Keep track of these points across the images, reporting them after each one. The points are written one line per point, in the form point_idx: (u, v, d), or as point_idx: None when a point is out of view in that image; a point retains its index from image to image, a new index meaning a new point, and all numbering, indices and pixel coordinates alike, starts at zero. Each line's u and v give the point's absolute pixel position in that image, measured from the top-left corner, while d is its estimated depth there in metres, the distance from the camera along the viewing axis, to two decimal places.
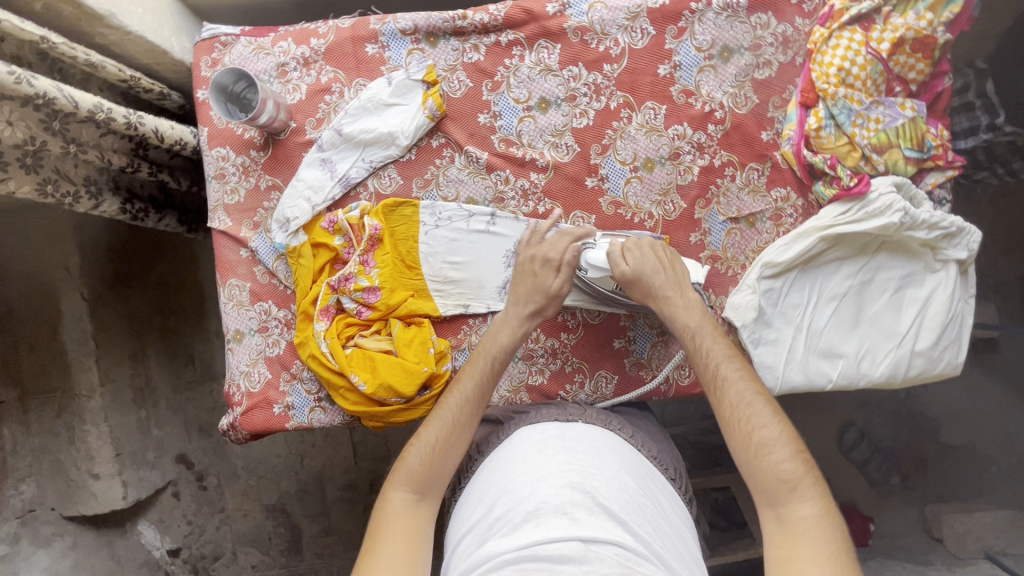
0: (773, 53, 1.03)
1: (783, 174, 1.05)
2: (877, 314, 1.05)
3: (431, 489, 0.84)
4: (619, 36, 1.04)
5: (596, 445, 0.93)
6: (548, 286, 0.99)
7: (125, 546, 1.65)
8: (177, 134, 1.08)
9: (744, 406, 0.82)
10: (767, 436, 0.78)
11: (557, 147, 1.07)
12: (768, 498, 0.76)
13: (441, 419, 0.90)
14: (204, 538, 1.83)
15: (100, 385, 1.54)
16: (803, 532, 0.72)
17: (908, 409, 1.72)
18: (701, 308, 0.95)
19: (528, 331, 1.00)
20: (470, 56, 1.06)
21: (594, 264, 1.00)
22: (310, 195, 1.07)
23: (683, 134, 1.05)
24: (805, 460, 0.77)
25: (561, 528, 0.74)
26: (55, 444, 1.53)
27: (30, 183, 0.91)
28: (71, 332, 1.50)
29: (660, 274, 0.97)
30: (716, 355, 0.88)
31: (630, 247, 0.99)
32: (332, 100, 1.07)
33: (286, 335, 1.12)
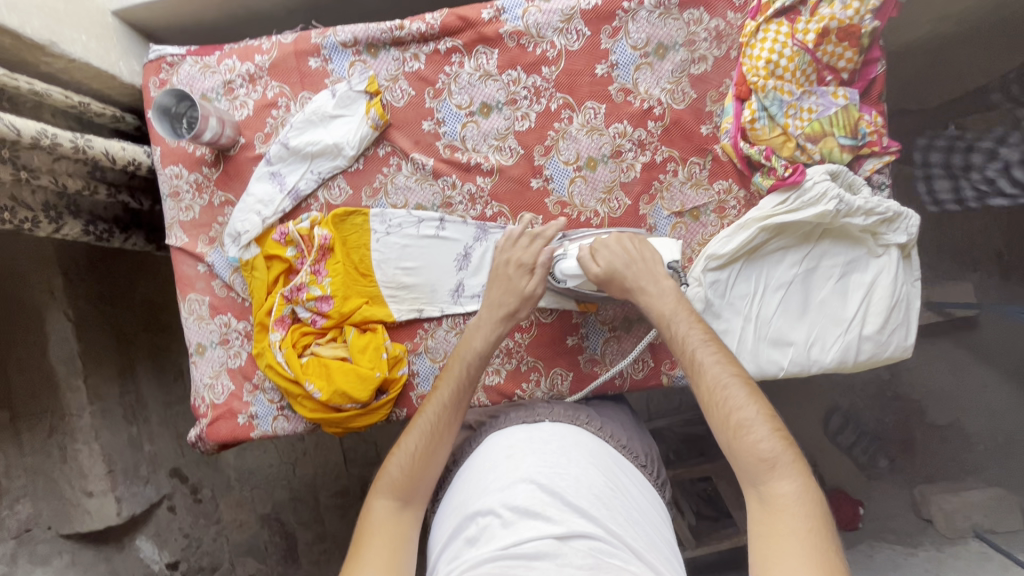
0: (707, 48, 1.04)
1: (724, 167, 1.06)
2: (824, 301, 1.07)
3: (415, 495, 0.85)
4: (555, 38, 1.05)
5: (563, 443, 0.95)
6: (519, 288, 1.00)
7: (124, 562, 1.66)
8: (130, 155, 1.11)
9: (722, 388, 0.82)
10: (745, 416, 0.79)
11: (501, 150, 1.09)
12: (749, 477, 0.76)
13: (419, 427, 0.91)
14: (201, 549, 1.84)
15: (89, 404, 1.58)
16: (784, 509, 0.72)
17: (891, 392, 1.76)
18: (677, 298, 0.95)
19: (501, 333, 0.98)
20: (411, 65, 1.08)
21: (569, 273, 1.02)
22: (260, 209, 1.09)
23: (624, 132, 1.07)
24: (783, 437, 0.77)
25: (535, 529, 0.77)
26: (48, 464, 1.56)
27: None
28: (59, 352, 1.53)
29: (634, 266, 0.98)
30: (692, 339, 0.89)
31: (600, 247, 1.00)
32: (279, 114, 1.10)
33: (246, 347, 1.14)
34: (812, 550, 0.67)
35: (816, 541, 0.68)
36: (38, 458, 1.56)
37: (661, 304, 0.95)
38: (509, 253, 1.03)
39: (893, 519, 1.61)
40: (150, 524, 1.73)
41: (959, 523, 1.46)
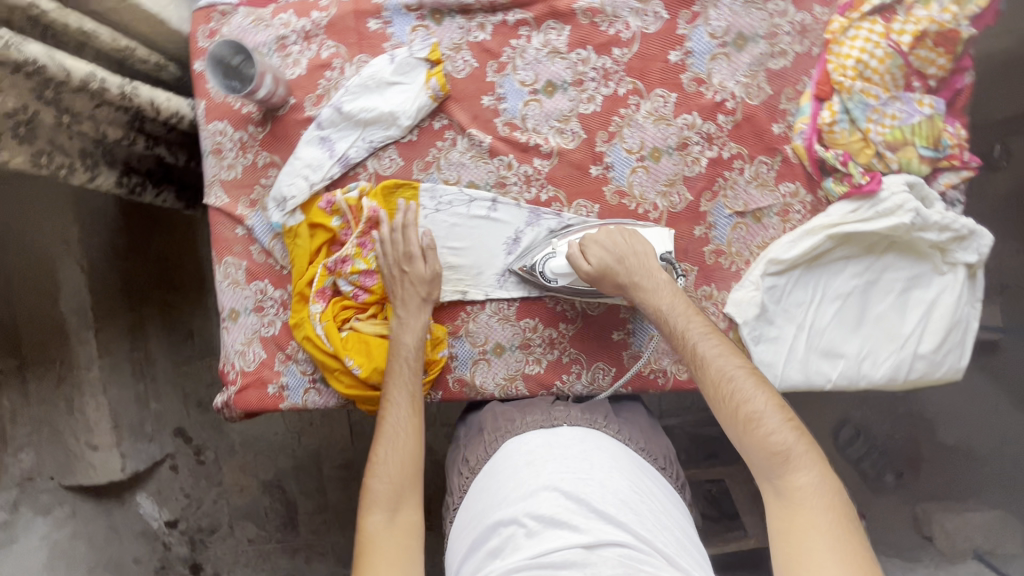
0: (789, 43, 0.99)
1: (793, 169, 1.02)
2: (881, 315, 1.04)
3: (403, 500, 0.91)
4: (630, 19, 1.00)
5: (584, 447, 0.97)
6: (420, 275, 1.03)
7: (123, 514, 1.77)
8: (174, 106, 1.07)
9: (728, 380, 0.85)
10: (755, 408, 0.82)
11: (563, 133, 1.04)
12: (765, 471, 0.80)
13: (387, 435, 0.96)
14: (201, 510, 1.95)
15: (98, 358, 1.60)
16: (805, 502, 0.76)
17: (905, 408, 1.74)
18: (671, 291, 0.95)
19: (425, 319, 1.04)
20: (476, 35, 1.02)
21: (559, 272, 1.03)
22: (308, 174, 1.04)
23: (692, 124, 1.02)
24: (795, 428, 0.80)
25: (561, 539, 0.80)
26: (54, 415, 1.61)
27: (23, 154, 0.90)
28: (70, 301, 1.55)
29: (628, 261, 0.97)
30: (693, 332, 0.90)
31: (590, 243, 0.99)
32: (333, 76, 1.04)
33: (282, 316, 1.11)
34: (834, 541, 0.72)
35: (839, 530, 0.73)
36: (46, 409, 1.60)
37: (657, 299, 0.94)
38: (393, 257, 1.04)
39: (891, 531, 1.64)
40: (151, 482, 1.85)
41: (959, 543, 1.48)
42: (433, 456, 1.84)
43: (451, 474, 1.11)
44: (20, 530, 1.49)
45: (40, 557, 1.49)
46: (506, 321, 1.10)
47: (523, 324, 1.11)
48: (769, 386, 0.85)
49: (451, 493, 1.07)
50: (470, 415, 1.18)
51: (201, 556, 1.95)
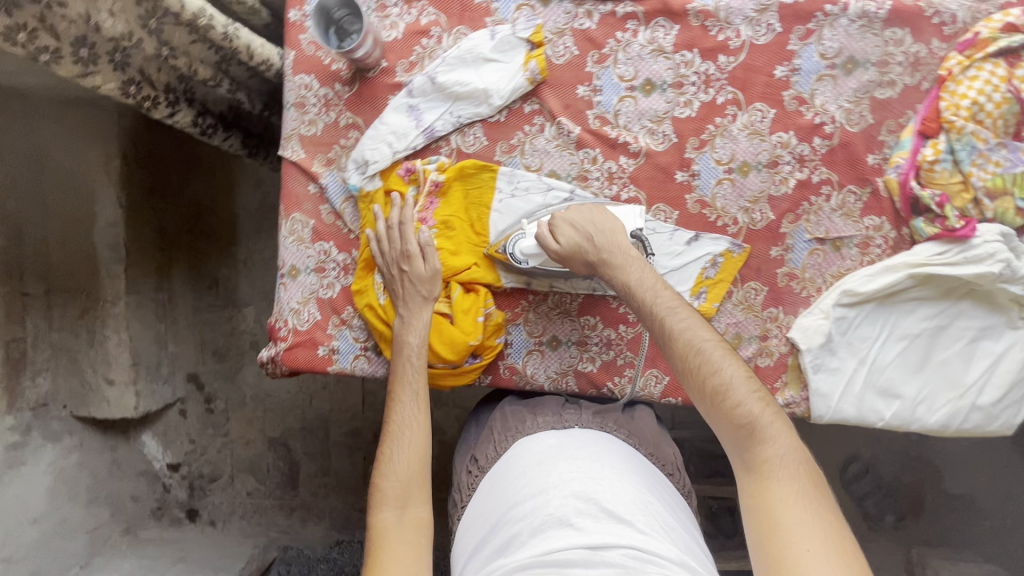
0: (899, 74, 0.97)
1: (881, 203, 1.01)
2: (945, 361, 1.03)
3: (411, 498, 0.90)
4: (742, 27, 0.98)
5: (596, 448, 0.97)
6: (421, 274, 1.02)
7: (127, 452, 1.79)
8: (266, 54, 1.05)
9: (695, 352, 0.85)
10: (722, 380, 0.82)
11: (654, 134, 1.02)
12: (733, 445, 0.81)
13: (395, 436, 0.95)
14: (203, 458, 1.99)
15: (125, 295, 1.62)
16: (774, 473, 0.77)
17: (917, 452, 1.75)
18: (640, 264, 0.94)
19: (429, 317, 1.02)
20: (582, 22, 1.00)
21: (529, 253, 1.00)
22: (392, 140, 1.03)
23: (786, 143, 1.01)
24: (761, 398, 0.82)
25: (566, 539, 0.78)
26: (74, 343, 1.60)
27: (114, 81, 0.89)
28: (104, 237, 1.57)
29: (597, 237, 0.96)
30: (661, 305, 0.90)
31: (561, 222, 0.98)
32: (428, 44, 1.03)
33: (343, 280, 1.10)
34: (804, 511, 0.73)
35: (806, 499, 0.75)
36: (65, 337, 1.59)
37: (626, 274, 0.94)
38: (393, 256, 1.03)
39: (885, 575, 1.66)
40: (159, 424, 1.88)
41: None
42: (443, 437, 1.84)
43: (458, 472, 1.11)
44: (30, 453, 1.46)
45: (47, 483, 1.49)
46: (566, 316, 1.10)
47: (582, 321, 1.10)
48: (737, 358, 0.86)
49: (458, 490, 1.08)
50: (482, 415, 1.20)
51: (199, 502, 1.96)
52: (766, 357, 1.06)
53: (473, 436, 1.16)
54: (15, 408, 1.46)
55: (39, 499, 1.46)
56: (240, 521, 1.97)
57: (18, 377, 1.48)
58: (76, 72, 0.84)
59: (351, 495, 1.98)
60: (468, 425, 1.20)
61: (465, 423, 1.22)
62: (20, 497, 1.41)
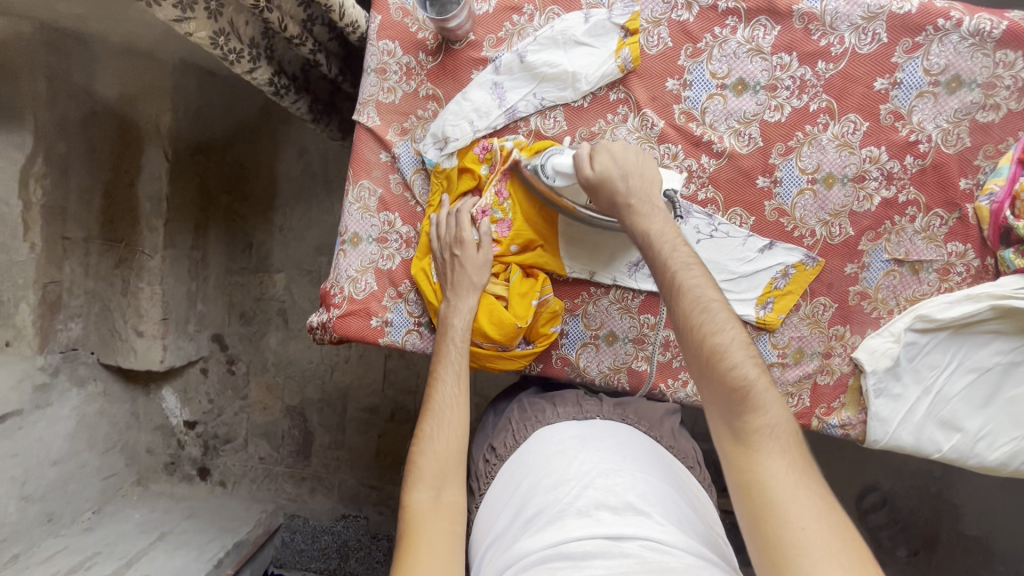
0: (1005, 98, 0.93)
1: (968, 229, 0.98)
2: (1015, 399, 1.00)
3: (447, 478, 0.87)
4: (846, 34, 0.94)
5: (617, 440, 0.94)
6: (474, 260, 0.99)
7: (146, 405, 1.84)
8: (354, 16, 1.02)
9: (699, 311, 0.79)
10: (722, 340, 0.77)
11: (740, 136, 1.00)
12: (724, 410, 0.75)
13: (438, 417, 0.92)
14: (221, 419, 1.95)
15: (162, 249, 1.61)
16: (765, 442, 0.71)
17: (937, 490, 1.70)
18: (665, 218, 0.89)
19: (474, 303, 1.00)
20: (680, 13, 0.97)
21: (560, 170, 0.94)
22: (473, 118, 1.01)
23: (876, 158, 0.98)
24: (758, 365, 0.76)
25: (584, 528, 0.75)
26: (108, 292, 1.62)
27: (206, 29, 0.88)
28: (147, 188, 1.57)
29: (632, 178, 0.90)
30: (673, 260, 0.84)
31: (602, 150, 0.91)
32: (519, 21, 1.01)
33: (404, 252, 1.09)
34: (794, 484, 0.68)
35: (798, 473, 0.69)
36: (99, 283, 1.60)
37: (648, 223, 0.88)
38: (445, 241, 1.01)
39: None
40: (180, 379, 1.90)
41: None
42: None
43: (475, 460, 1.09)
44: (57, 395, 1.47)
45: (68, 428, 1.49)
46: (626, 311, 1.08)
47: (642, 318, 1.08)
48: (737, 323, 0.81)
49: (477, 479, 1.05)
50: (500, 405, 1.19)
51: (210, 461, 1.95)
52: (826, 375, 1.04)
53: (490, 427, 1.15)
54: (47, 349, 1.46)
55: (61, 442, 1.47)
56: (249, 484, 1.96)
57: (54, 317, 1.48)
58: (172, 16, 0.82)
59: (363, 471, 1.93)
60: (487, 416, 1.19)
61: (483, 413, 1.21)
62: (43, 438, 1.42)
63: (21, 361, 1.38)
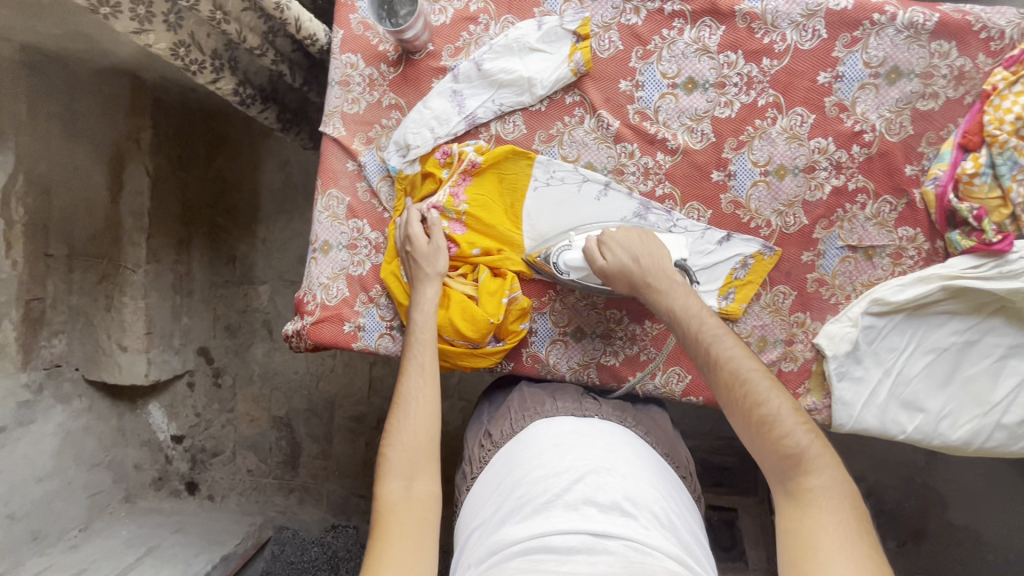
0: (943, 86, 0.97)
1: (916, 214, 1.01)
2: (973, 378, 1.02)
3: (419, 469, 0.86)
4: (788, 32, 0.99)
5: (613, 440, 0.94)
6: (421, 250, 1.02)
7: (133, 421, 1.82)
8: (313, 29, 1.07)
9: (741, 382, 0.81)
10: (769, 410, 0.78)
11: (692, 132, 1.03)
12: (776, 474, 0.76)
13: (405, 410, 0.92)
14: (208, 432, 1.98)
15: (145, 263, 1.64)
16: (817, 503, 0.72)
17: (921, 479, 1.70)
18: (687, 292, 0.93)
19: (434, 291, 1.02)
20: (629, 17, 1.01)
21: (573, 265, 1.02)
22: (434, 125, 1.05)
23: (825, 148, 1.01)
24: (809, 431, 0.76)
25: (569, 522, 0.76)
26: (92, 308, 1.64)
27: (166, 41, 0.93)
28: (130, 203, 1.60)
29: (644, 259, 0.96)
30: (709, 333, 0.86)
31: (610, 237, 0.99)
32: (476, 30, 1.04)
33: (373, 258, 1.11)
34: (847, 541, 0.68)
35: (853, 530, 0.69)
36: (84, 300, 1.63)
37: (671, 299, 0.92)
38: (402, 238, 1.05)
39: None
40: (166, 394, 1.88)
41: None
42: (447, 429, 1.83)
43: (471, 444, 1.09)
44: (41, 412, 1.49)
45: (53, 445, 1.51)
46: (592, 307, 1.10)
47: (607, 314, 1.10)
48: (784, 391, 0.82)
49: (468, 463, 1.05)
50: (497, 395, 1.17)
51: (198, 476, 1.97)
52: (790, 362, 1.06)
53: (487, 413, 1.14)
54: (30, 366, 1.49)
55: (45, 459, 1.49)
56: (238, 497, 1.98)
57: (37, 335, 1.51)
58: (131, 28, 0.87)
59: (351, 480, 1.94)
60: (482, 404, 1.18)
61: (477, 401, 1.21)
62: (28, 454, 1.44)
63: (5, 378, 1.40)
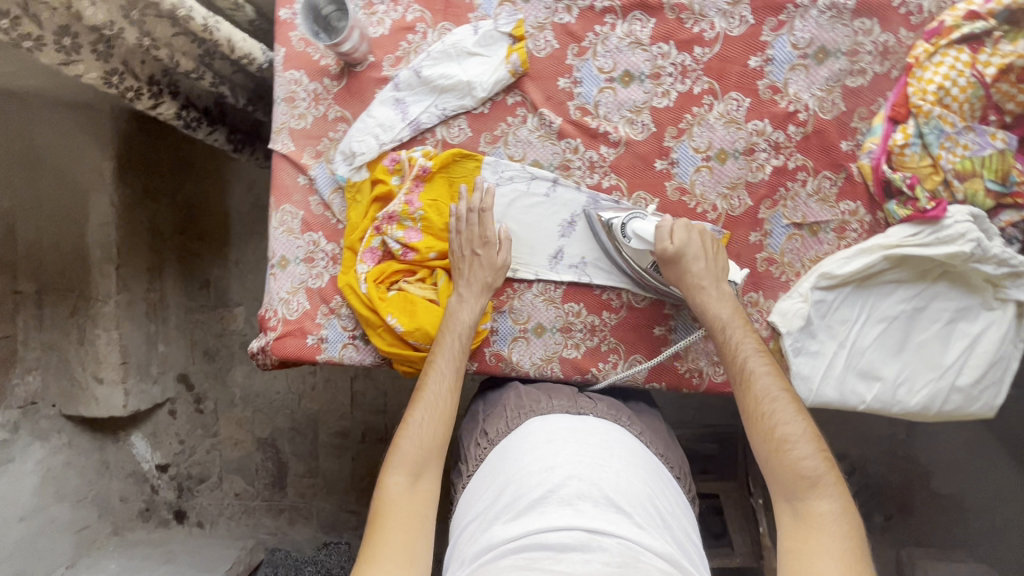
0: (869, 62, 1.00)
1: (856, 187, 1.03)
2: (924, 343, 1.04)
3: (426, 469, 0.90)
4: (716, 20, 1.01)
5: (606, 437, 0.95)
6: (493, 261, 1.04)
7: (116, 453, 1.81)
8: (248, 48, 1.10)
9: (770, 400, 0.86)
10: (791, 432, 0.83)
11: (633, 124, 1.05)
12: (786, 492, 0.82)
13: (428, 401, 0.95)
14: (192, 459, 1.98)
15: (116, 292, 1.63)
16: (822, 527, 0.78)
17: (904, 452, 1.70)
18: (733, 303, 0.97)
19: (485, 304, 1.05)
20: (561, 17, 1.04)
21: (639, 234, 1.00)
22: (379, 133, 1.06)
23: (762, 130, 1.03)
24: (826, 458, 0.82)
25: (564, 518, 0.76)
26: (65, 342, 1.64)
27: (96, 70, 0.95)
28: (97, 236, 1.58)
29: (702, 261, 0.98)
30: (745, 349, 0.92)
31: (681, 227, 0.98)
32: (414, 39, 1.06)
33: (331, 270, 1.12)
34: (844, 566, 0.74)
35: (851, 556, 0.75)
36: (56, 335, 1.63)
37: (720, 308, 0.96)
38: (468, 237, 1.05)
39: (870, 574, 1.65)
40: (148, 424, 1.88)
41: None
42: None
43: (466, 444, 1.08)
44: (18, 451, 1.50)
45: (33, 482, 1.51)
46: (550, 303, 1.11)
47: (567, 307, 1.11)
48: (807, 415, 0.87)
49: (465, 461, 1.05)
50: (490, 393, 1.17)
51: (186, 503, 1.96)
52: None
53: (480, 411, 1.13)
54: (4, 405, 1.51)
55: (26, 498, 1.49)
56: (227, 523, 1.97)
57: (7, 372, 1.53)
58: (58, 60, 0.89)
59: (338, 496, 1.93)
60: (476, 403, 1.17)
61: (472, 401, 1.19)
62: (7, 494, 1.44)
63: None
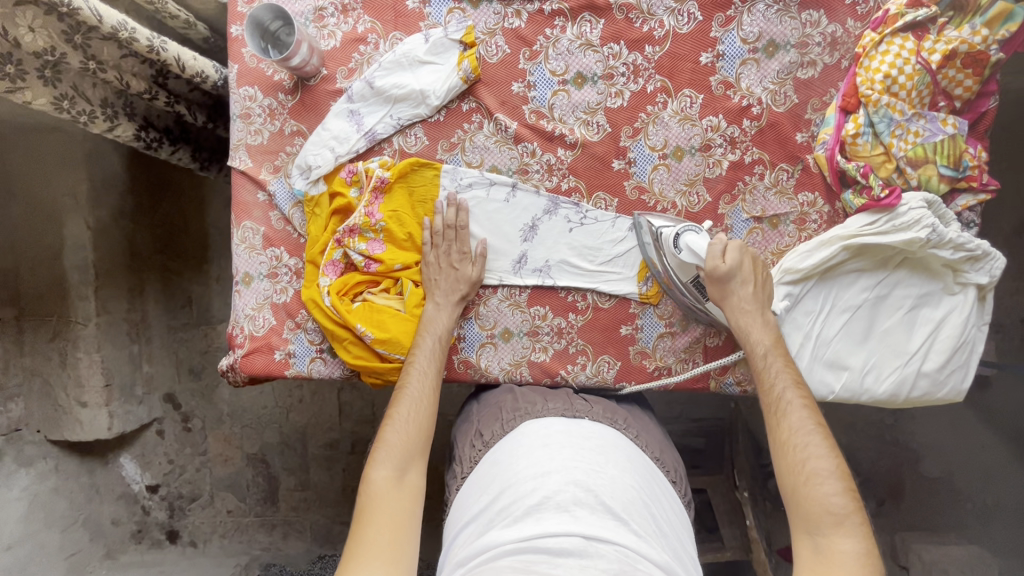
0: (819, 53, 1.01)
1: (813, 178, 1.04)
2: (888, 331, 1.04)
3: (411, 461, 0.89)
4: (665, 18, 1.02)
5: (602, 442, 0.94)
6: (467, 275, 1.05)
7: (105, 476, 1.79)
8: (200, 66, 1.09)
9: (801, 434, 0.83)
10: (821, 467, 0.80)
11: (588, 125, 1.05)
12: (808, 525, 0.77)
13: (410, 395, 0.95)
14: (183, 477, 1.95)
15: (95, 316, 1.61)
16: (841, 566, 0.73)
17: (891, 436, 1.64)
18: (773, 331, 0.96)
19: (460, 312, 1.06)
20: (511, 21, 1.04)
21: (691, 247, 0.99)
22: (334, 145, 1.06)
23: (717, 126, 1.03)
24: (854, 497, 0.77)
25: (561, 524, 0.74)
26: (47, 367, 1.63)
27: (46, 95, 0.95)
28: (72, 258, 1.56)
29: (743, 287, 0.97)
30: (781, 380, 0.90)
31: (735, 248, 0.97)
32: (366, 50, 1.06)
33: (295, 284, 1.11)
34: None
35: None
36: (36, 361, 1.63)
37: (753, 335, 0.96)
38: (444, 251, 1.06)
39: None
40: (136, 445, 1.86)
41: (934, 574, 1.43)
42: None
43: (461, 444, 1.06)
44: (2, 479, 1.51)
45: (20, 509, 1.52)
46: (516, 307, 1.11)
47: (533, 311, 1.11)
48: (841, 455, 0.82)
49: (458, 462, 1.03)
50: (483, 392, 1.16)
51: (178, 523, 1.93)
52: (715, 336, 1.08)
53: (474, 414, 1.11)
54: None
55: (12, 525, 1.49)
56: (220, 541, 1.94)
57: None
58: (4, 88, 0.89)
59: (331, 508, 1.93)
60: (471, 403, 1.15)
61: (466, 401, 1.18)
62: None
63: None
